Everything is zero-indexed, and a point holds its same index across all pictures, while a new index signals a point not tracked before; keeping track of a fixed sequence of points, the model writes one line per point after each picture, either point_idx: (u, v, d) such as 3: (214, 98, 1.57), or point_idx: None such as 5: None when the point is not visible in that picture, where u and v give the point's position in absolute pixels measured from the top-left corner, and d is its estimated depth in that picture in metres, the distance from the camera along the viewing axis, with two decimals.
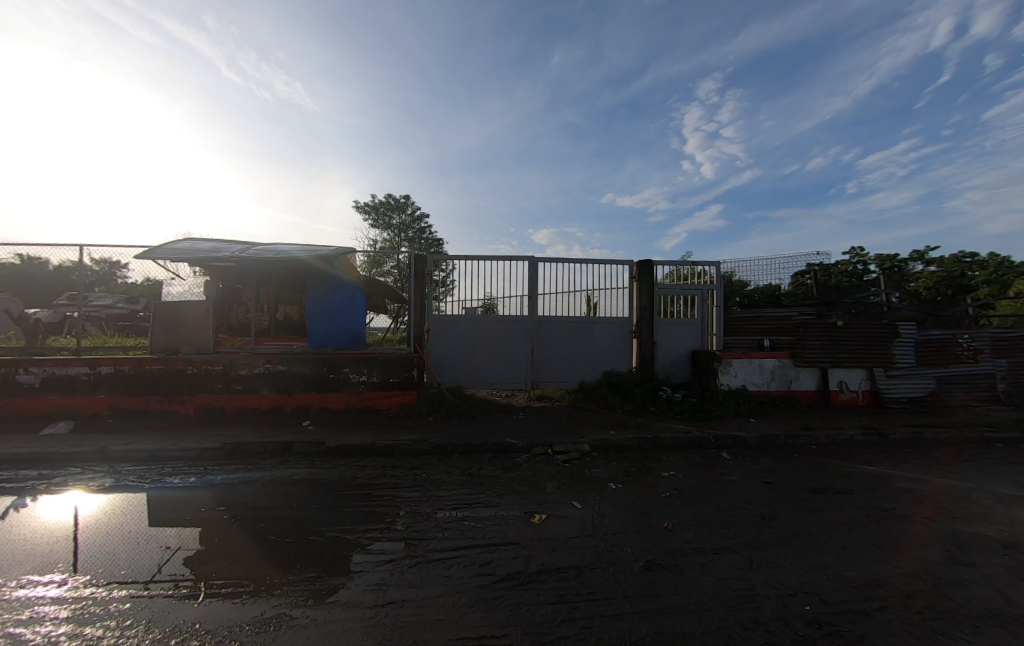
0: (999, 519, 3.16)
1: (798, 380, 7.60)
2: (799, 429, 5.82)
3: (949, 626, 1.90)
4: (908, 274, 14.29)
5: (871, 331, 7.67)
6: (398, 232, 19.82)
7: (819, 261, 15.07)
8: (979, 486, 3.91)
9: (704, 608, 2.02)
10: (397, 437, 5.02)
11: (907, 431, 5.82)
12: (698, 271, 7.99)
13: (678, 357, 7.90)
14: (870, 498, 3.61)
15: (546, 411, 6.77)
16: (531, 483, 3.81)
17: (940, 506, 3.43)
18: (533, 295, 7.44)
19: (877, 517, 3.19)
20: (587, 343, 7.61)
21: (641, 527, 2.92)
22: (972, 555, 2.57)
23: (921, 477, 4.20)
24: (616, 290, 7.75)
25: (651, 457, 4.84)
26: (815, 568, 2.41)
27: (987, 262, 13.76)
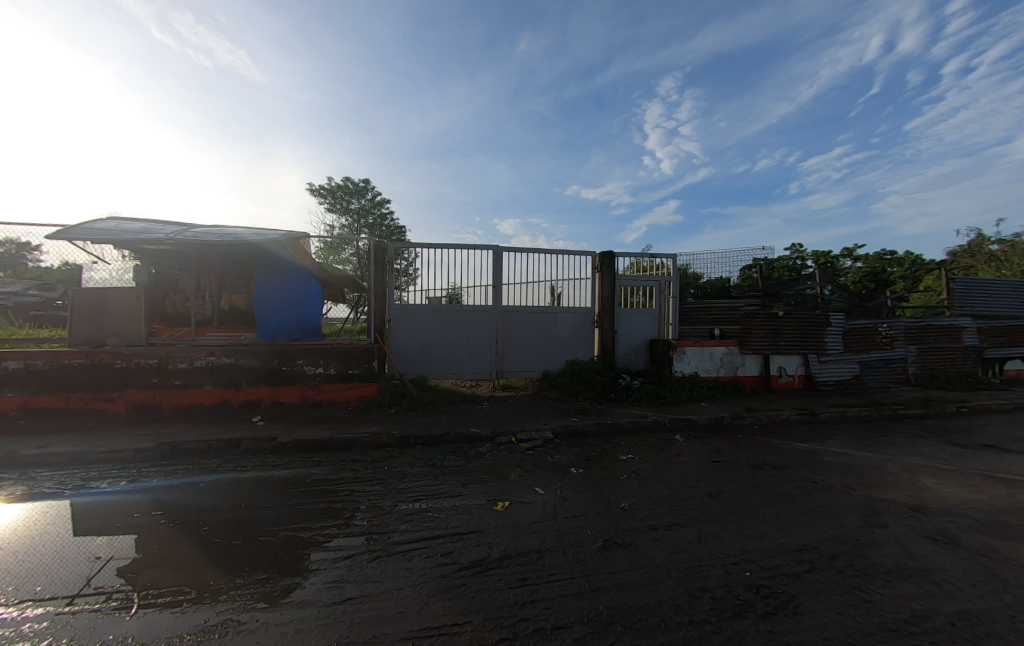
0: (906, 485, 3.60)
1: (744, 367, 8.18)
2: (744, 412, 6.27)
3: (864, 582, 2.14)
4: (839, 269, 15.76)
5: (807, 321, 8.38)
6: (358, 218, 19.02)
7: (764, 256, 16.25)
8: (891, 457, 4.42)
9: (657, 581, 2.14)
10: (356, 431, 4.85)
11: (834, 411, 6.46)
12: (657, 263, 8.33)
13: (636, 346, 8.23)
14: (803, 471, 3.98)
15: (509, 400, 6.81)
16: (495, 472, 3.82)
17: (860, 476, 3.85)
18: (498, 285, 7.43)
19: (809, 488, 3.52)
20: (551, 333, 7.72)
21: (600, 509, 3.04)
22: (884, 518, 2.92)
23: (845, 451, 4.68)
24: (579, 281, 7.91)
25: (611, 442, 5.03)
26: (753, 537, 2.63)
27: (904, 259, 15.45)
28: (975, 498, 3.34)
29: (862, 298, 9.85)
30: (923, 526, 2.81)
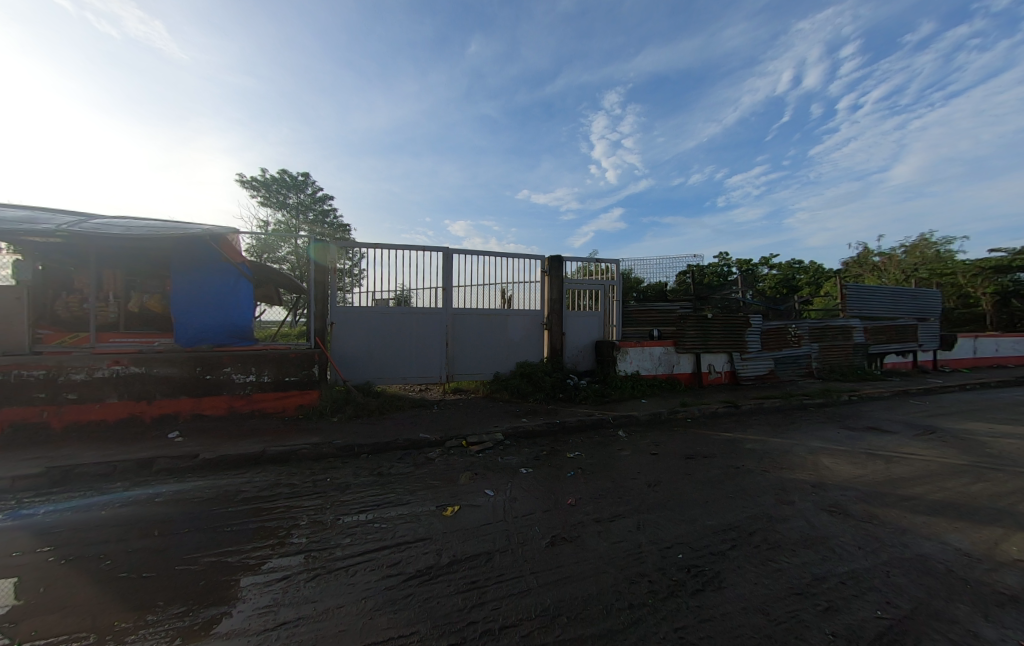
0: (810, 465, 4.13)
1: (680, 365, 8.85)
2: (679, 406, 6.78)
3: (775, 554, 2.42)
4: (758, 276, 17.68)
5: (732, 322, 9.28)
6: (297, 213, 17.81)
7: (697, 262, 17.76)
8: (798, 441, 5.04)
9: (600, 571, 2.24)
10: (293, 442, 4.53)
11: (754, 403, 7.22)
12: (602, 268, 8.74)
13: (584, 347, 8.56)
14: (727, 458, 4.40)
15: (460, 404, 6.75)
16: (444, 477, 3.76)
17: (773, 460, 4.34)
18: (448, 286, 7.34)
19: (732, 473, 3.90)
20: (502, 335, 7.79)
21: (549, 506, 3.12)
22: (792, 496, 3.32)
23: (762, 438, 5.25)
24: (529, 284, 8.06)
25: (559, 441, 5.17)
26: (686, 522, 2.86)
27: (809, 268, 17.72)
28: (862, 473, 3.91)
29: (776, 302, 11.20)
30: (821, 500, 3.23)
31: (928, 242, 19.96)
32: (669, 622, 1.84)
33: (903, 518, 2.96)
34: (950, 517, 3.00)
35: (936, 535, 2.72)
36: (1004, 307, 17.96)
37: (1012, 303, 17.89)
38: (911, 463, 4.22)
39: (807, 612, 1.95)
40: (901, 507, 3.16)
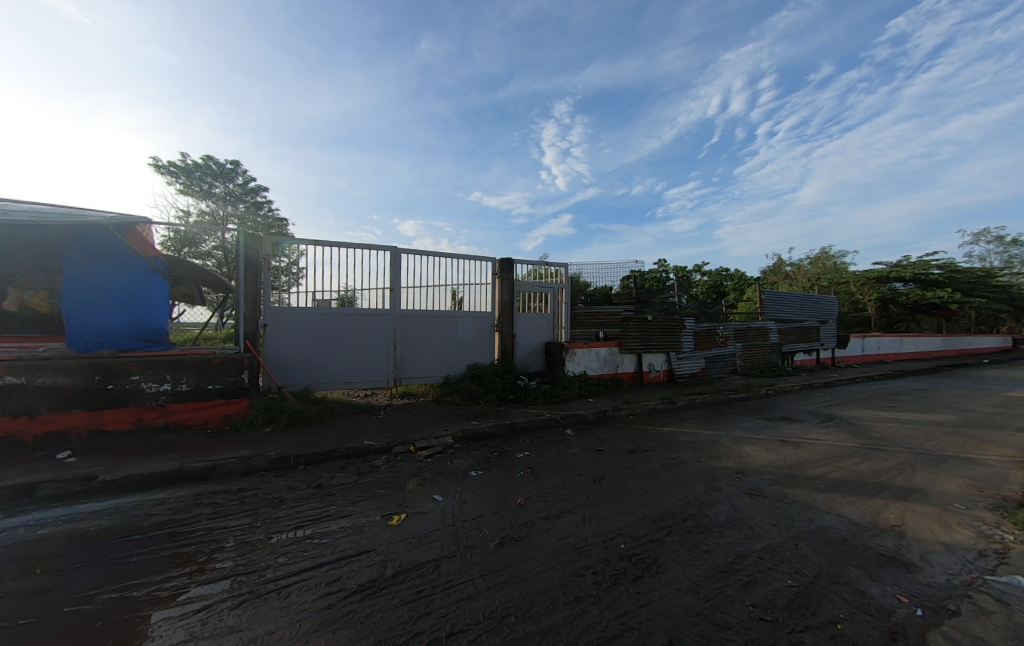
0: (734, 453, 4.56)
1: (623, 365, 9.35)
2: (623, 404, 7.16)
3: (705, 538, 2.63)
4: (691, 282, 19.33)
5: (670, 324, 10.00)
6: (224, 204, 16.24)
7: (638, 268, 18.97)
8: (724, 432, 5.54)
9: (548, 567, 2.29)
10: (217, 457, 4.09)
11: (688, 398, 7.83)
12: (551, 271, 8.99)
13: (535, 349, 8.73)
14: (664, 451, 4.72)
15: (408, 408, 6.56)
16: (390, 484, 3.63)
17: (704, 450, 4.72)
18: (396, 287, 7.11)
19: (669, 464, 4.19)
20: (453, 337, 7.70)
21: (498, 507, 3.13)
22: (720, 482, 3.64)
23: (695, 430, 5.70)
24: (480, 286, 8.06)
25: (509, 442, 5.21)
26: (627, 513, 3.02)
27: (734, 275, 19.69)
28: (776, 458, 4.40)
29: (707, 307, 12.27)
30: (744, 484, 3.58)
31: (827, 255, 23.13)
32: (612, 611, 1.93)
33: (808, 496, 3.37)
34: (843, 492, 3.48)
35: (834, 509, 3.13)
36: (884, 311, 21.34)
37: (889, 307, 21.31)
38: (814, 447, 4.83)
39: (731, 587, 2.14)
40: (807, 486, 3.60)
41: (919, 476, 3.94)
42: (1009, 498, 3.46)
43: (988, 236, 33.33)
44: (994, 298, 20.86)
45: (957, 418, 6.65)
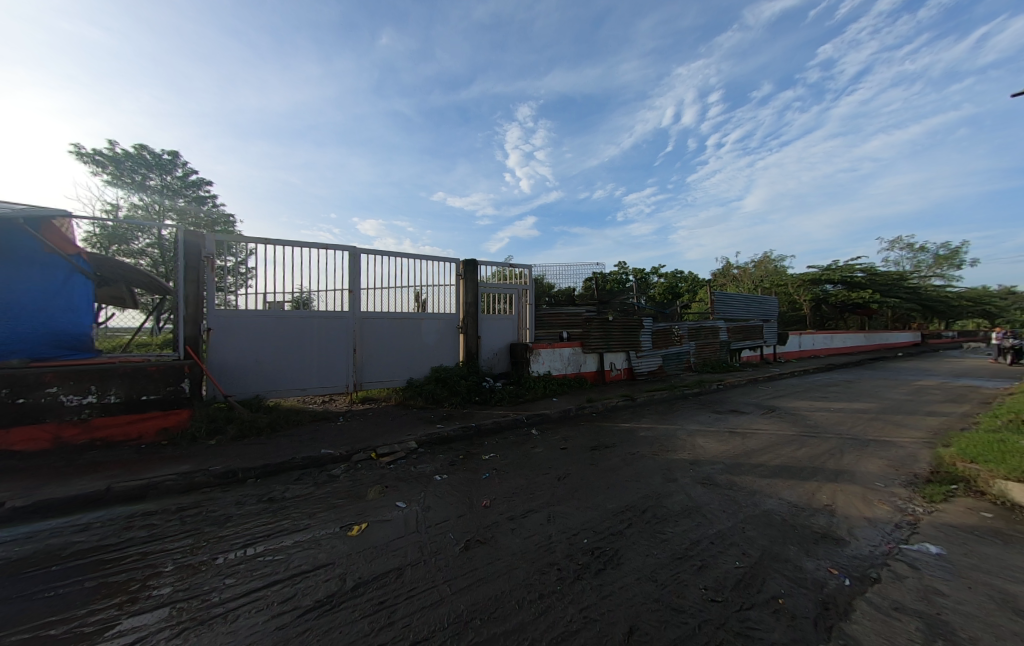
0: (689, 445, 4.83)
1: (586, 364, 9.62)
2: (586, 402, 7.36)
3: (663, 528, 2.76)
4: (648, 284, 20.36)
5: (629, 324, 10.42)
6: (161, 197, 14.91)
7: (600, 271, 19.65)
8: (679, 426, 5.86)
9: (513, 567, 2.30)
10: (153, 474, 3.74)
11: (647, 395, 8.19)
12: (516, 272, 9.06)
13: (500, 350, 8.75)
14: (625, 446, 4.91)
15: (369, 413, 6.35)
16: (350, 494, 3.49)
17: (661, 443, 4.96)
18: (355, 289, 6.87)
19: (629, 459, 4.36)
20: (416, 339, 7.55)
21: (463, 510, 3.10)
22: (676, 473, 3.84)
23: (653, 425, 5.98)
24: (444, 287, 7.98)
25: (474, 444, 5.19)
26: (591, 508, 3.10)
27: (688, 277, 20.94)
28: (726, 448, 4.71)
29: (663, 307, 12.95)
30: (697, 474, 3.80)
31: (769, 259, 25.15)
32: (576, 604, 1.97)
33: (753, 482, 3.63)
34: (783, 477, 3.79)
35: (776, 493, 3.40)
36: (817, 310, 23.52)
37: (821, 307, 23.53)
38: (758, 437, 5.21)
39: (685, 572, 2.26)
40: (752, 473, 3.88)
41: (847, 459, 4.37)
42: (919, 475, 3.92)
43: (901, 242, 37.71)
44: (906, 298, 23.63)
45: (877, 405, 7.47)
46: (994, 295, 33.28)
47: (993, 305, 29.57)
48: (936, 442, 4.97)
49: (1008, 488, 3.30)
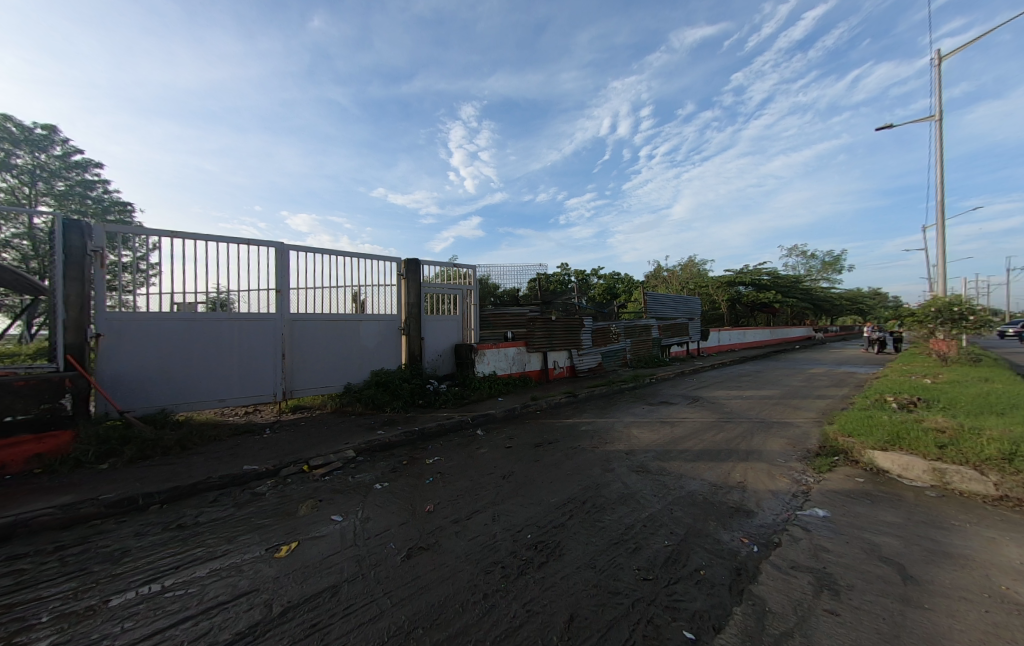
0: (624, 436, 5.15)
1: (530, 363, 9.85)
2: (531, 400, 7.53)
3: (602, 516, 2.91)
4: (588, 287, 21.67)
5: (571, 323, 10.87)
6: (33, 178, 12.52)
7: (544, 272, 20.38)
8: (615, 419, 6.23)
9: (457, 571, 2.28)
10: (22, 509, 3.11)
11: (588, 391, 8.61)
12: (460, 272, 8.99)
13: (445, 351, 8.62)
14: (566, 441, 5.10)
15: (301, 423, 5.89)
16: (278, 511, 3.21)
17: (600, 436, 5.24)
18: (283, 289, 6.35)
19: (571, 453, 4.54)
20: (354, 342, 7.17)
21: (405, 518, 3.01)
22: (613, 464, 4.07)
23: (592, 419, 6.29)
24: (384, 288, 7.68)
25: (417, 449, 5.05)
26: (534, 504, 3.18)
27: (623, 280, 22.58)
28: (656, 437, 5.11)
29: (601, 307, 13.75)
30: (631, 463, 4.07)
31: (693, 262, 27.83)
32: (519, 600, 2.01)
33: (680, 467, 3.97)
34: (704, 460, 4.19)
35: (699, 475, 3.75)
36: (733, 309, 26.52)
37: (736, 306, 26.56)
38: (684, 425, 5.72)
39: (621, 556, 2.41)
40: (679, 458, 4.25)
41: (756, 440, 4.96)
42: (811, 450, 4.57)
43: (799, 250, 43.83)
44: (802, 298, 27.52)
45: (779, 391, 8.60)
46: (866, 295, 40.03)
47: (866, 303, 35.55)
48: (821, 421, 5.85)
49: (875, 456, 4.01)
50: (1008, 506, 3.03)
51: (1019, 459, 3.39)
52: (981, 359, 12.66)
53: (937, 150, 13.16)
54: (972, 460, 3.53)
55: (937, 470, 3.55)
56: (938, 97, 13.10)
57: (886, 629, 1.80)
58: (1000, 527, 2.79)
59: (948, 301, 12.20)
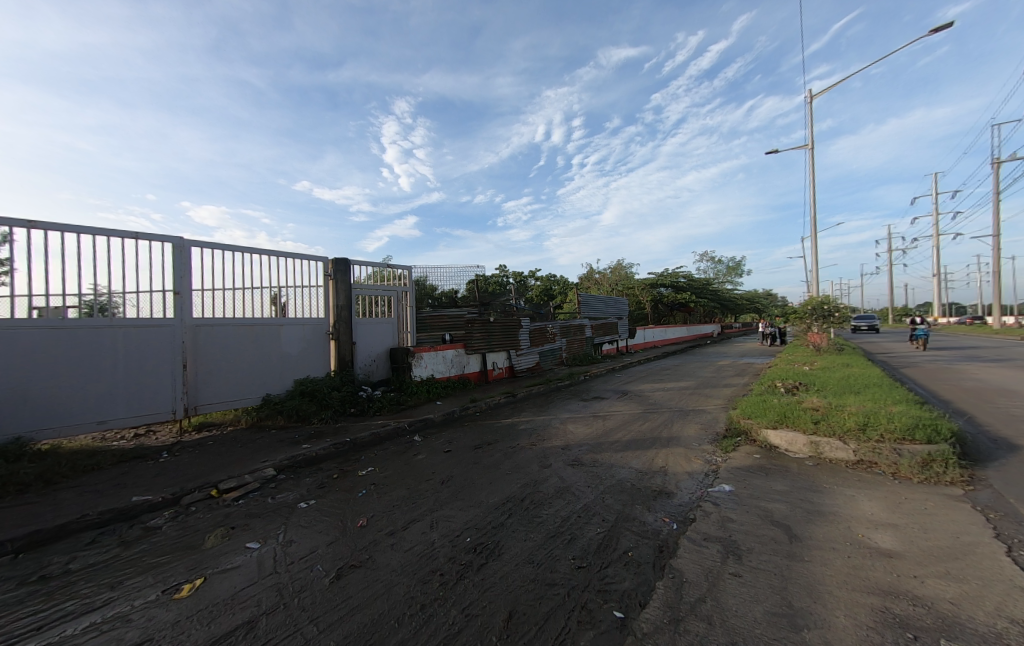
0: (559, 432, 5.37)
1: (469, 364, 9.82)
2: (470, 402, 7.52)
3: (539, 512, 3.00)
4: (526, 288, 22.40)
5: (509, 325, 11.06)
6: None
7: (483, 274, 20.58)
8: (551, 416, 6.46)
9: (392, 585, 2.19)
10: None
11: (525, 390, 8.82)
12: (393, 273, 8.67)
13: (379, 356, 8.23)
14: (504, 441, 5.17)
15: (209, 443, 5.21)
16: (178, 546, 2.81)
17: (537, 434, 5.40)
18: (185, 290, 5.60)
19: (509, 452, 4.62)
20: (274, 349, 6.56)
21: (335, 536, 2.82)
22: (550, 460, 4.22)
23: (530, 418, 6.44)
24: (309, 289, 7.16)
25: (348, 461, 4.76)
26: (473, 507, 3.17)
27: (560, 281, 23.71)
28: (588, 431, 5.40)
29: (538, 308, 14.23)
30: (566, 458, 4.24)
31: (622, 266, 30.05)
32: (458, 605, 1.99)
33: (610, 457, 4.24)
34: (631, 449, 4.53)
35: (627, 464, 4.04)
36: (657, 309, 29.11)
37: (660, 306, 29.18)
38: (612, 418, 6.11)
39: (558, 547, 2.51)
40: (609, 449, 4.53)
41: (674, 427, 5.48)
42: (719, 433, 5.18)
43: (711, 256, 49.73)
44: (713, 298, 31.15)
45: (693, 382, 9.62)
46: (761, 296, 46.73)
47: (762, 303, 41.45)
48: (727, 406, 6.67)
49: (768, 434, 4.67)
50: (864, 468, 3.78)
51: (869, 428, 4.20)
52: (842, 347, 15.45)
53: (811, 173, 15.71)
54: (838, 432, 4.29)
55: (814, 443, 4.23)
56: (812, 130, 15.68)
57: (777, 583, 2.10)
58: (856, 486, 3.43)
59: (820, 301, 14.70)
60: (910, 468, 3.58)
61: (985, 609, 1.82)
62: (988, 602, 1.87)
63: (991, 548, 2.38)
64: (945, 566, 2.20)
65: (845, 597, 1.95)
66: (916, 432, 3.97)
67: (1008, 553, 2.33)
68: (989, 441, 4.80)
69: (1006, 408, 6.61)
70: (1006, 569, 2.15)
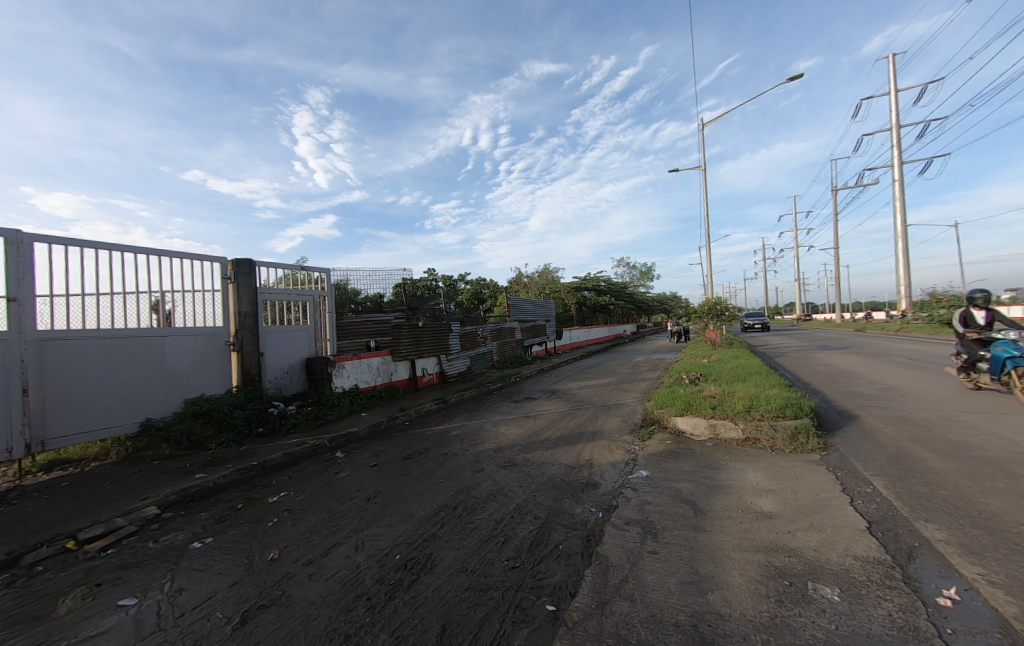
0: (492, 435, 5.40)
1: (396, 372, 9.45)
2: (399, 411, 7.22)
3: (472, 519, 2.98)
4: (457, 290, 22.32)
5: (439, 329, 10.88)
6: None
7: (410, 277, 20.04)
8: (482, 419, 6.49)
9: (312, 620, 2.00)
10: None
11: (457, 395, 8.75)
12: (308, 277, 8.01)
13: (292, 367, 7.48)
14: (435, 449, 5.04)
15: (63, 485, 4.22)
16: (13, 621, 2.22)
17: (468, 439, 5.37)
18: (25, 296, 4.48)
19: (441, 460, 4.51)
20: (154, 365, 5.59)
21: (239, 576, 2.48)
22: (484, 464, 4.22)
23: (460, 423, 6.40)
24: (201, 294, 6.26)
25: (256, 488, 4.23)
26: (403, 522, 3.03)
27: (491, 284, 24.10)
28: (519, 432, 5.52)
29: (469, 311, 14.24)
30: (498, 461, 4.28)
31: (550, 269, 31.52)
32: (387, 628, 1.89)
33: (541, 456, 4.39)
34: (560, 446, 4.75)
35: (556, 460, 4.21)
36: (583, 311, 31.08)
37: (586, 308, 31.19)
38: (541, 417, 6.34)
39: (492, 551, 2.53)
40: (540, 448, 4.68)
41: (598, 422, 5.87)
42: (636, 424, 5.68)
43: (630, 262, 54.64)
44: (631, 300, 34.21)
45: (614, 378, 10.43)
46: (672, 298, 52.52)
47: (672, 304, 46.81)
48: (642, 399, 7.34)
49: (677, 421, 5.25)
50: (750, 444, 4.45)
51: (753, 410, 4.96)
52: (732, 341, 18.07)
53: (706, 192, 18.23)
54: (730, 415, 5.00)
55: (712, 426, 4.86)
56: (706, 154, 18.19)
57: (687, 554, 2.37)
58: (745, 460, 4.02)
59: (714, 302, 17.02)
60: (783, 441, 4.33)
61: (838, 551, 2.26)
62: (839, 544, 2.34)
63: (840, 500, 2.98)
64: (810, 520, 2.69)
65: (737, 558, 2.27)
66: (787, 411, 4.81)
67: (851, 502, 2.93)
68: (835, 414, 6.00)
69: (845, 386, 8.34)
70: (850, 516, 2.71)
